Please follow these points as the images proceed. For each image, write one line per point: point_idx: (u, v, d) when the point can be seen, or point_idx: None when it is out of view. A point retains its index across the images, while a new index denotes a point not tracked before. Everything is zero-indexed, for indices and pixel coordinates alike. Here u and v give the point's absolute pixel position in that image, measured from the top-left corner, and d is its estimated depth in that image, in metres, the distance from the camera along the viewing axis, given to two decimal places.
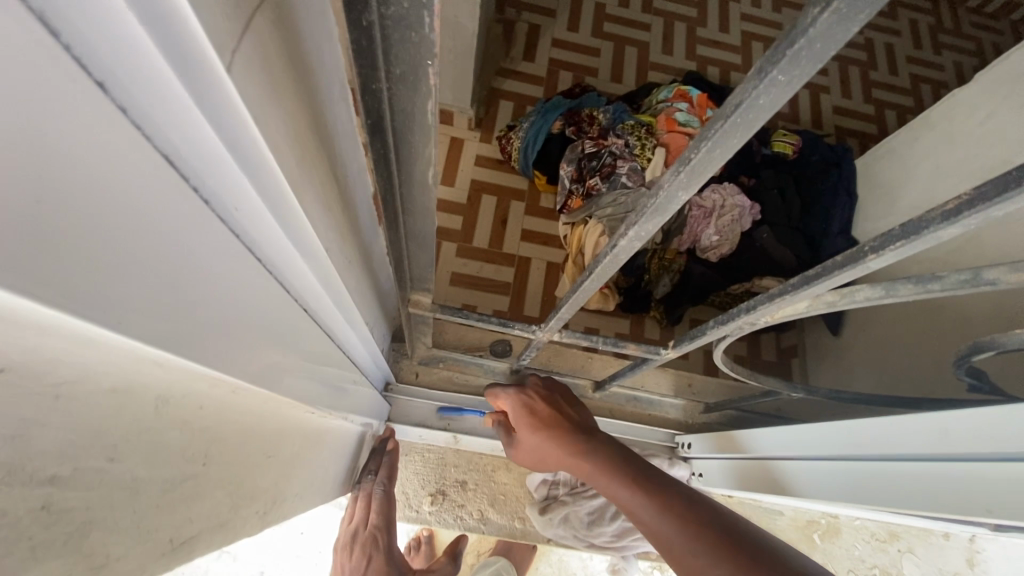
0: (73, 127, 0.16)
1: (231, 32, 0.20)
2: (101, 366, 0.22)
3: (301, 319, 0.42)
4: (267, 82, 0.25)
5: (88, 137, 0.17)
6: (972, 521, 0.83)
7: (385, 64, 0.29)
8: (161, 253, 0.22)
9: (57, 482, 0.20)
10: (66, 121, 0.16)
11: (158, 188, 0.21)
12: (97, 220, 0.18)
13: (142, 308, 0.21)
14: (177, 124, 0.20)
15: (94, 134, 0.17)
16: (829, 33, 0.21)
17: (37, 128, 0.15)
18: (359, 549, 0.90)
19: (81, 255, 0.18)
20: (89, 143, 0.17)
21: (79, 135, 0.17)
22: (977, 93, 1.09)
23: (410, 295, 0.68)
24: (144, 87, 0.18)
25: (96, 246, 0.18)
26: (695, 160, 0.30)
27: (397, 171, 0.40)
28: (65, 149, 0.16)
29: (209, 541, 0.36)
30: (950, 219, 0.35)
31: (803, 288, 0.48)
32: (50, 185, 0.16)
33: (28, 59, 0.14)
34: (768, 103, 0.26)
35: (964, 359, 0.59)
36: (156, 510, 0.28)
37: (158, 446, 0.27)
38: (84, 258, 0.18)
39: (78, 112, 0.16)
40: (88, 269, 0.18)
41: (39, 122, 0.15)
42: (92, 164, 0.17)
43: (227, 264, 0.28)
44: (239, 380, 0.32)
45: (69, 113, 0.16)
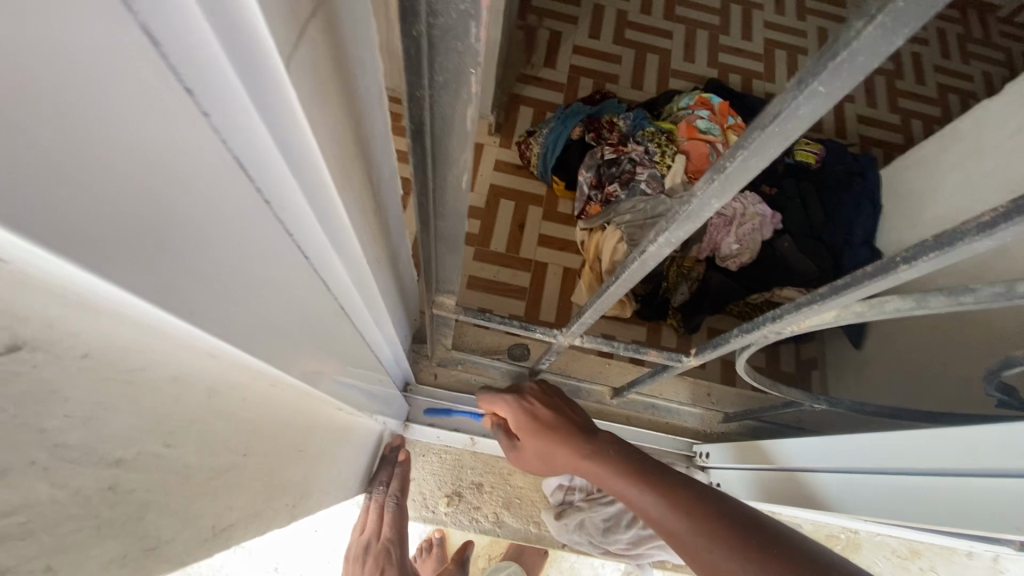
0: (163, 130, 0.18)
1: (295, 41, 0.21)
2: (167, 350, 0.23)
3: (335, 317, 0.43)
4: (318, 89, 0.26)
5: (173, 136, 0.18)
6: (999, 541, 0.81)
7: (430, 72, 0.30)
8: (222, 247, 0.23)
9: (123, 464, 0.22)
10: (156, 121, 0.17)
11: (224, 186, 0.22)
12: (175, 217, 0.19)
13: (203, 297, 0.22)
14: (242, 127, 0.21)
15: (177, 135, 0.18)
16: (874, 45, 0.22)
17: (135, 124, 0.16)
18: (372, 561, 0.91)
19: (157, 246, 0.19)
20: (174, 144, 0.18)
21: (169, 137, 0.18)
22: (1008, 104, 1.07)
23: (434, 297, 0.69)
24: (224, 93, 0.19)
25: (172, 239, 0.19)
26: (730, 169, 0.31)
27: (432, 175, 0.41)
28: (154, 146, 0.17)
29: (245, 529, 0.37)
30: (985, 231, 0.35)
31: (831, 298, 0.48)
32: (137, 180, 0.17)
33: (132, 67, 0.16)
34: (807, 114, 0.26)
35: (994, 375, 0.58)
36: (203, 496, 0.29)
37: (208, 434, 0.28)
38: (157, 251, 0.19)
39: (166, 115, 0.17)
40: (161, 260, 0.19)
41: (137, 118, 0.16)
42: (178, 163, 0.19)
43: (276, 262, 0.29)
44: (278, 372, 0.34)
45: (160, 115, 0.17)
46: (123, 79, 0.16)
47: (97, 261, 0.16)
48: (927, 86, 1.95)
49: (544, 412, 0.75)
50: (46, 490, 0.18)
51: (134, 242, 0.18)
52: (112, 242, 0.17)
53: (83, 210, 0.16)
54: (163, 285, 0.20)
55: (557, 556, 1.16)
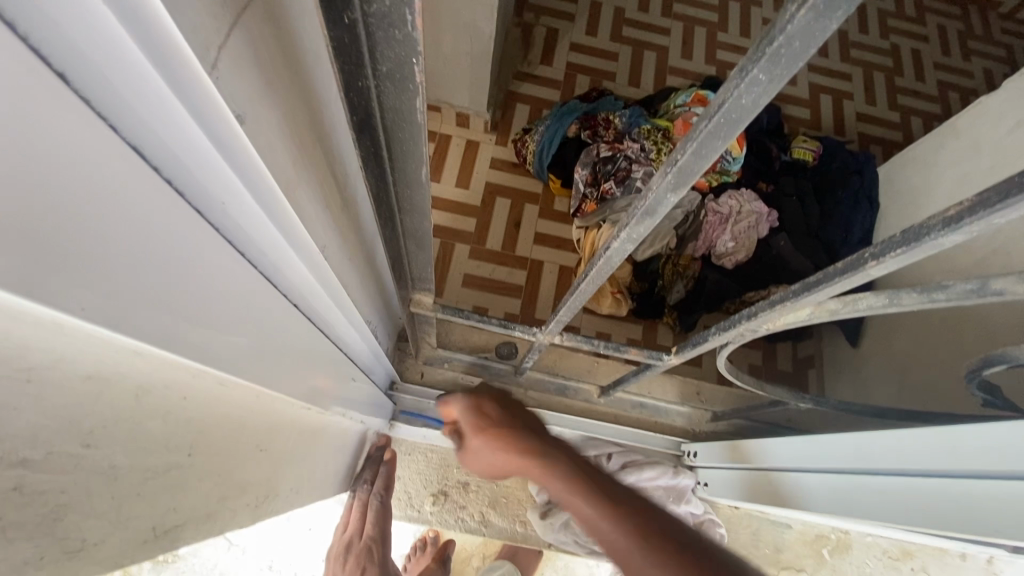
0: (39, 119, 0.17)
1: (215, 31, 0.21)
2: (76, 350, 0.22)
3: (296, 316, 0.42)
4: (255, 81, 0.25)
5: (45, 124, 0.17)
6: (988, 542, 0.80)
7: (372, 62, 0.29)
8: (131, 243, 0.22)
9: (29, 465, 0.21)
10: (33, 111, 0.17)
11: (128, 181, 0.21)
12: (66, 212, 0.19)
13: (107, 295, 0.21)
14: (147, 118, 0.20)
15: (60, 124, 0.18)
16: (808, 30, 0.21)
17: (4, 115, 0.16)
18: (353, 561, 0.89)
19: (41, 240, 0.18)
20: (47, 132, 0.17)
21: (49, 127, 0.17)
22: (1004, 100, 1.06)
23: (412, 295, 0.68)
24: (111, 81, 0.18)
25: (58, 232, 0.19)
26: (682, 162, 0.30)
27: (392, 170, 0.40)
28: (22, 131, 0.16)
29: (196, 530, 0.36)
30: (951, 226, 0.34)
31: (804, 296, 0.47)
32: (0, 171, 0.16)
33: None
34: (750, 104, 0.25)
35: (976, 374, 0.57)
36: (138, 498, 0.28)
37: (138, 434, 0.27)
38: (46, 247, 0.18)
39: (37, 102, 0.17)
40: (52, 255, 0.19)
41: (6, 111, 0.16)
42: (64, 156, 0.18)
43: (211, 259, 0.28)
44: (222, 372, 0.33)
45: (31, 101, 0.17)
46: None
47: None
48: (926, 83, 1.94)
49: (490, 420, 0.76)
50: None
51: (11, 238, 0.17)
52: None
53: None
54: (54, 284, 0.19)
55: (550, 556, 1.15)
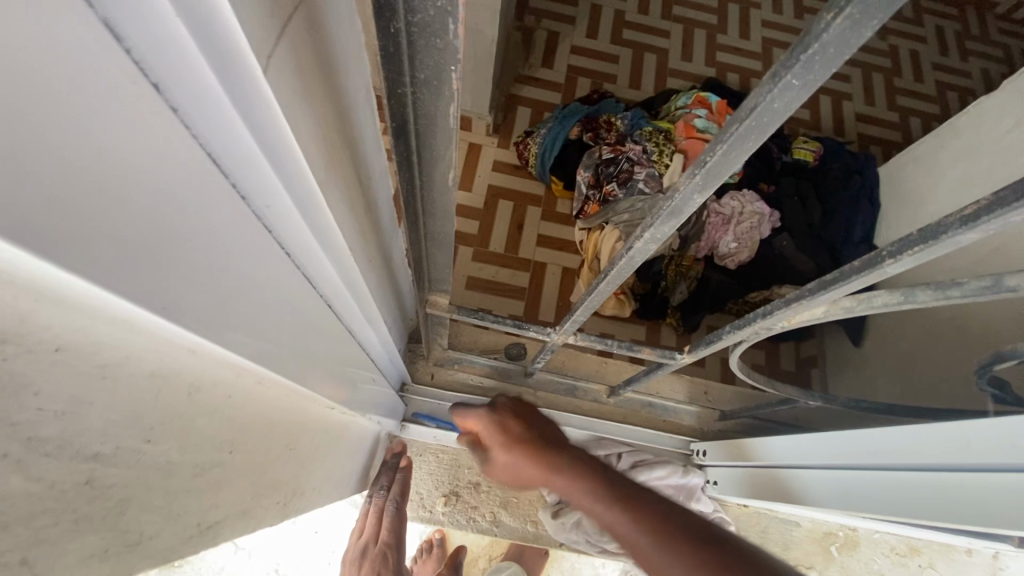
0: (135, 127, 0.18)
1: (269, 39, 0.21)
2: (144, 348, 0.23)
3: (326, 315, 0.43)
4: (300, 87, 0.26)
5: (138, 131, 0.18)
6: (995, 537, 0.81)
7: (411, 69, 0.30)
8: (202, 244, 0.23)
9: (100, 459, 0.22)
10: (133, 122, 0.18)
11: (200, 185, 0.22)
12: (152, 215, 0.20)
13: (182, 296, 0.22)
14: (218, 126, 0.21)
15: (149, 133, 0.19)
16: (844, 37, 0.22)
17: (107, 125, 0.17)
18: (368, 565, 0.89)
19: (133, 242, 0.19)
20: (141, 140, 0.18)
21: (143, 136, 0.18)
22: (1005, 100, 1.07)
23: (428, 296, 0.69)
24: (193, 90, 0.19)
25: (146, 235, 0.20)
26: (711, 163, 0.31)
27: (419, 174, 0.41)
28: (121, 137, 0.17)
29: (233, 527, 0.37)
30: (968, 224, 0.35)
31: (819, 294, 0.48)
32: (100, 178, 0.17)
33: (101, 67, 0.16)
34: (783, 106, 0.26)
35: (986, 370, 0.58)
36: (187, 492, 0.29)
37: (189, 432, 0.28)
38: (135, 249, 0.19)
39: (131, 110, 0.18)
40: (140, 257, 0.20)
41: (108, 121, 0.17)
42: (153, 163, 0.19)
43: (260, 260, 0.29)
44: (264, 370, 0.34)
45: (130, 111, 0.18)
46: (85, 77, 0.16)
47: (64, 253, 0.17)
48: (925, 83, 1.95)
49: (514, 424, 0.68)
50: (20, 483, 0.18)
51: (109, 241, 0.18)
52: (85, 234, 0.17)
53: (52, 204, 0.16)
54: (141, 285, 0.20)
55: (557, 556, 1.16)
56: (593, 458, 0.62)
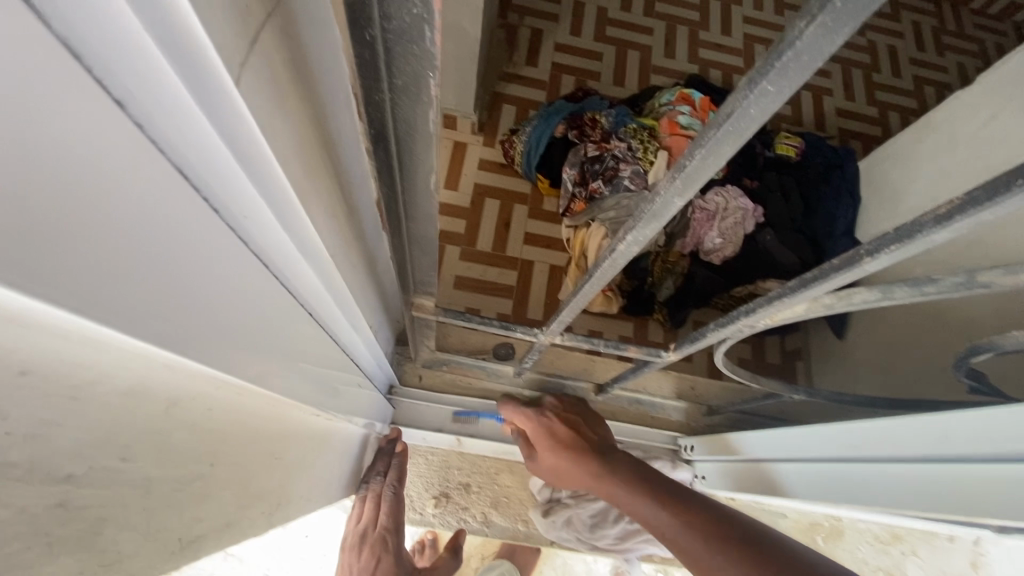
0: (97, 145, 0.18)
1: (239, 48, 0.21)
2: (114, 366, 0.23)
3: (305, 323, 0.43)
4: (275, 96, 0.26)
5: (95, 146, 0.18)
6: (975, 524, 0.83)
7: (388, 76, 0.30)
8: (170, 258, 0.23)
9: (73, 481, 0.21)
10: (95, 138, 0.18)
11: (167, 198, 0.22)
12: (119, 231, 0.19)
13: (155, 314, 0.22)
14: (185, 139, 0.21)
15: (112, 149, 0.18)
16: (818, 44, 0.22)
17: (68, 142, 0.17)
18: (368, 549, 0.89)
19: (99, 261, 0.19)
20: (107, 158, 0.18)
21: (106, 153, 0.18)
22: (980, 95, 1.09)
23: (413, 298, 0.69)
24: (155, 104, 0.19)
25: (111, 252, 0.19)
26: (690, 167, 0.31)
27: (400, 178, 0.41)
28: (77, 154, 0.17)
29: (216, 540, 0.36)
30: (942, 223, 0.36)
31: (801, 292, 0.49)
32: (61, 198, 0.17)
33: (58, 85, 0.16)
34: (759, 112, 0.26)
35: (963, 361, 0.59)
36: (166, 509, 0.29)
37: (167, 448, 0.28)
38: (106, 267, 0.19)
39: (90, 125, 0.17)
40: (111, 276, 0.19)
41: (70, 139, 0.17)
42: (118, 180, 0.19)
43: (235, 270, 0.29)
44: (244, 382, 0.33)
45: (91, 127, 0.17)
46: (44, 97, 0.16)
47: (21, 275, 0.16)
48: (903, 79, 1.99)
49: (564, 431, 0.82)
50: None
51: (78, 259, 0.18)
52: (49, 253, 0.17)
53: (18, 226, 0.16)
54: (108, 303, 0.19)
55: (549, 553, 1.16)
56: (654, 471, 0.70)
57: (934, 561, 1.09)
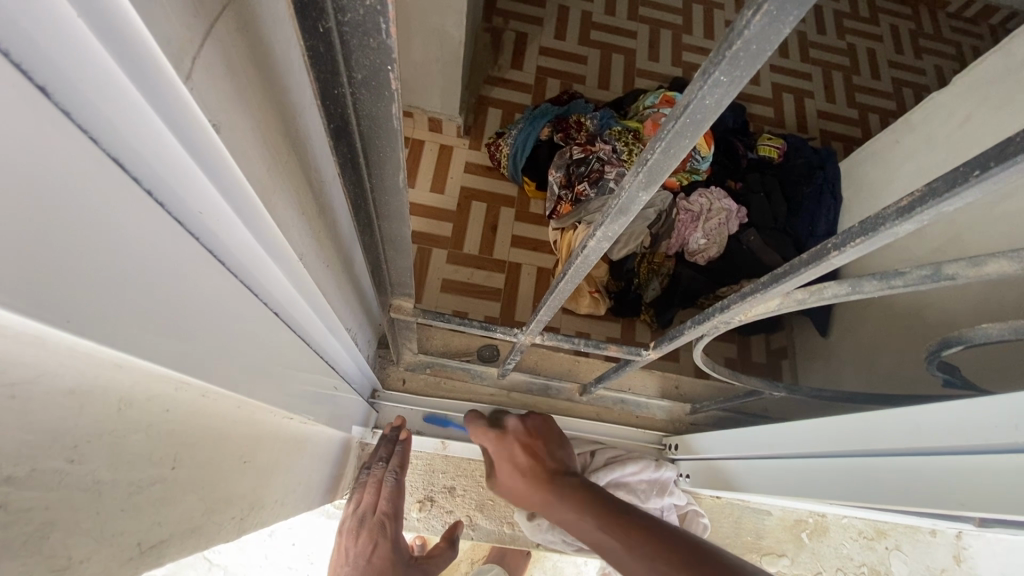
0: (24, 133, 0.17)
1: (189, 40, 0.21)
2: (58, 363, 0.22)
3: (276, 322, 0.42)
4: (231, 91, 0.25)
5: (25, 132, 0.17)
6: (954, 517, 0.84)
7: (347, 69, 0.30)
8: (117, 253, 0.22)
9: (13, 483, 0.21)
10: (26, 126, 0.17)
11: (108, 190, 0.21)
12: (54, 224, 0.19)
13: (98, 312, 0.22)
14: (125, 131, 0.21)
15: (44, 138, 0.18)
16: (764, 33, 0.22)
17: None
18: (366, 534, 0.85)
19: (19, 251, 0.18)
20: (39, 145, 0.18)
21: (38, 140, 0.18)
22: (954, 95, 1.11)
23: (392, 300, 0.68)
24: (91, 97, 0.19)
25: (40, 243, 0.19)
26: (652, 161, 0.31)
27: (369, 176, 0.40)
28: (4, 144, 0.17)
29: (181, 545, 0.36)
30: (905, 215, 0.36)
31: (772, 287, 0.49)
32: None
33: None
34: (715, 104, 0.27)
35: (935, 355, 0.60)
36: (122, 514, 0.28)
37: (120, 448, 0.27)
38: (32, 263, 0.19)
39: (14, 113, 0.17)
40: (37, 274, 0.19)
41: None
42: (51, 171, 0.19)
43: (192, 268, 0.28)
44: (206, 384, 0.32)
45: (18, 116, 0.17)
46: None
47: None
48: (882, 81, 2.02)
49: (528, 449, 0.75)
50: None
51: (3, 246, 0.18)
52: None
53: None
54: (31, 292, 0.19)
55: (539, 555, 1.15)
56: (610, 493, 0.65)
57: (916, 555, 1.10)
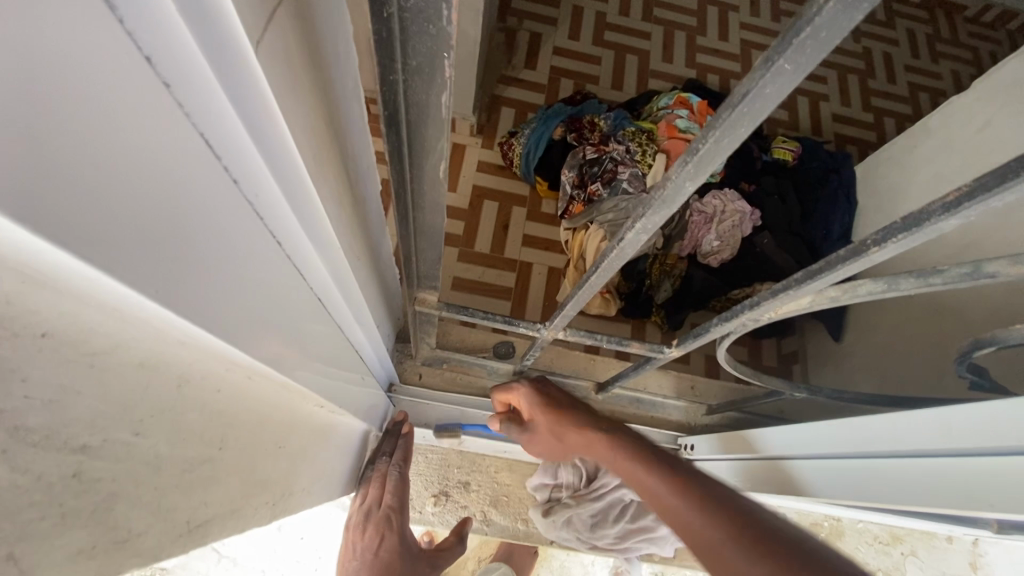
0: (140, 111, 0.18)
1: (256, 18, 0.21)
2: (137, 336, 0.22)
3: (317, 310, 0.43)
4: (287, 73, 0.25)
5: (142, 111, 0.18)
6: (973, 522, 0.83)
7: (402, 57, 0.30)
8: (201, 231, 0.23)
9: (88, 451, 0.21)
10: (142, 105, 0.18)
11: (197, 168, 0.21)
12: (161, 201, 0.20)
13: (187, 289, 0.22)
14: (212, 110, 0.21)
15: (154, 116, 0.18)
16: (834, 22, 0.22)
17: (117, 105, 0.17)
18: (372, 528, 0.84)
19: (135, 229, 0.18)
20: (151, 123, 0.18)
21: (152, 117, 0.18)
22: (975, 99, 1.10)
23: (416, 293, 0.68)
24: (192, 70, 0.19)
25: (152, 219, 0.19)
26: (703, 151, 0.31)
27: (410, 166, 0.41)
28: (126, 122, 0.17)
29: (222, 526, 0.36)
30: (950, 210, 0.36)
31: (806, 283, 0.49)
32: (115, 162, 0.17)
33: (103, 44, 0.16)
34: (774, 92, 0.27)
35: (966, 356, 0.59)
36: (176, 491, 0.29)
37: (178, 425, 0.27)
38: (145, 239, 0.19)
39: (133, 91, 0.17)
40: (148, 249, 0.19)
41: (119, 102, 0.17)
42: (159, 149, 0.19)
43: (253, 249, 0.28)
44: (259, 365, 0.33)
45: (137, 95, 0.17)
46: (94, 60, 0.16)
47: (81, 239, 0.16)
48: (898, 84, 2.01)
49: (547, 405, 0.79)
50: (6, 475, 0.18)
51: (125, 221, 0.18)
52: (101, 211, 0.17)
53: (72, 191, 0.16)
54: (146, 269, 0.19)
55: (546, 553, 1.13)
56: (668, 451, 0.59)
57: (933, 561, 1.09)
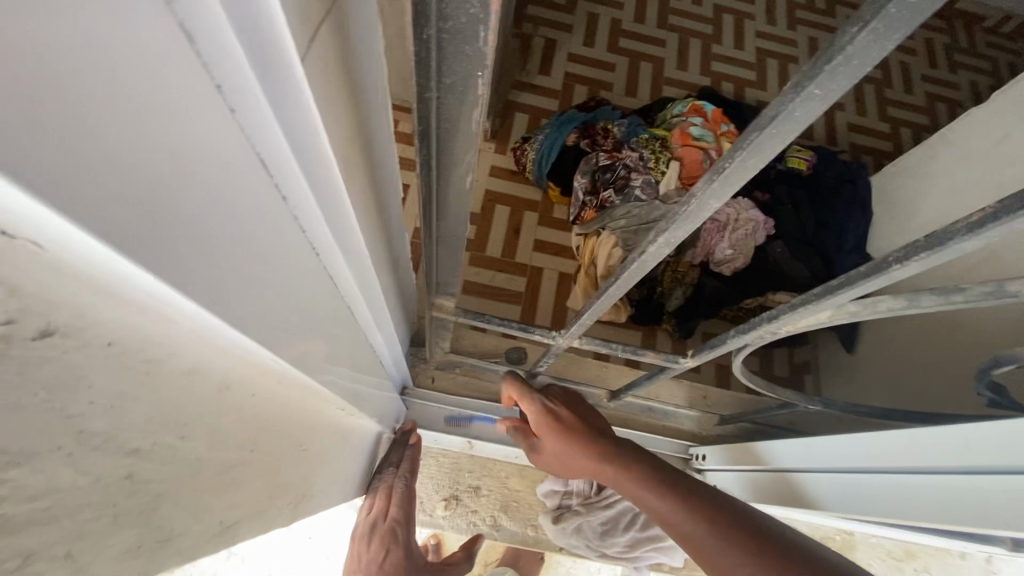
0: (202, 129, 0.19)
1: (306, 39, 0.22)
2: (185, 342, 0.23)
3: (342, 315, 0.44)
4: (328, 90, 0.26)
5: (204, 127, 0.19)
6: (988, 540, 0.82)
7: (437, 75, 0.31)
8: (246, 240, 0.24)
9: (139, 454, 0.22)
10: (203, 122, 0.19)
11: (245, 180, 0.22)
12: (213, 211, 0.21)
13: (232, 295, 0.23)
14: (263, 127, 0.22)
15: (214, 133, 0.19)
16: (867, 50, 0.23)
17: (184, 121, 0.18)
18: (378, 540, 0.85)
19: (189, 238, 0.19)
20: (210, 139, 0.19)
21: (211, 133, 0.19)
22: (995, 112, 1.09)
23: (434, 299, 0.69)
24: (248, 88, 0.20)
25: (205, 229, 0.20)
26: (729, 169, 0.32)
27: (437, 177, 0.42)
28: (189, 138, 0.18)
29: (249, 527, 0.37)
30: (974, 231, 0.36)
31: (826, 298, 0.49)
32: (177, 175, 0.18)
33: (175, 67, 0.17)
34: (803, 115, 0.27)
35: (984, 374, 0.59)
36: (211, 493, 0.29)
37: (217, 429, 0.28)
38: (197, 249, 0.20)
39: (197, 109, 0.18)
40: (200, 258, 0.20)
41: (185, 118, 0.18)
42: (215, 163, 0.20)
43: (289, 256, 0.29)
44: (289, 370, 0.34)
45: (199, 112, 0.18)
46: (168, 82, 0.17)
47: (144, 250, 0.17)
48: (915, 95, 1.99)
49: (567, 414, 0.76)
50: (69, 476, 0.18)
51: (181, 232, 0.19)
52: (162, 221, 0.18)
53: (140, 205, 0.17)
54: (196, 276, 0.20)
55: (553, 561, 1.13)
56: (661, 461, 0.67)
57: None
